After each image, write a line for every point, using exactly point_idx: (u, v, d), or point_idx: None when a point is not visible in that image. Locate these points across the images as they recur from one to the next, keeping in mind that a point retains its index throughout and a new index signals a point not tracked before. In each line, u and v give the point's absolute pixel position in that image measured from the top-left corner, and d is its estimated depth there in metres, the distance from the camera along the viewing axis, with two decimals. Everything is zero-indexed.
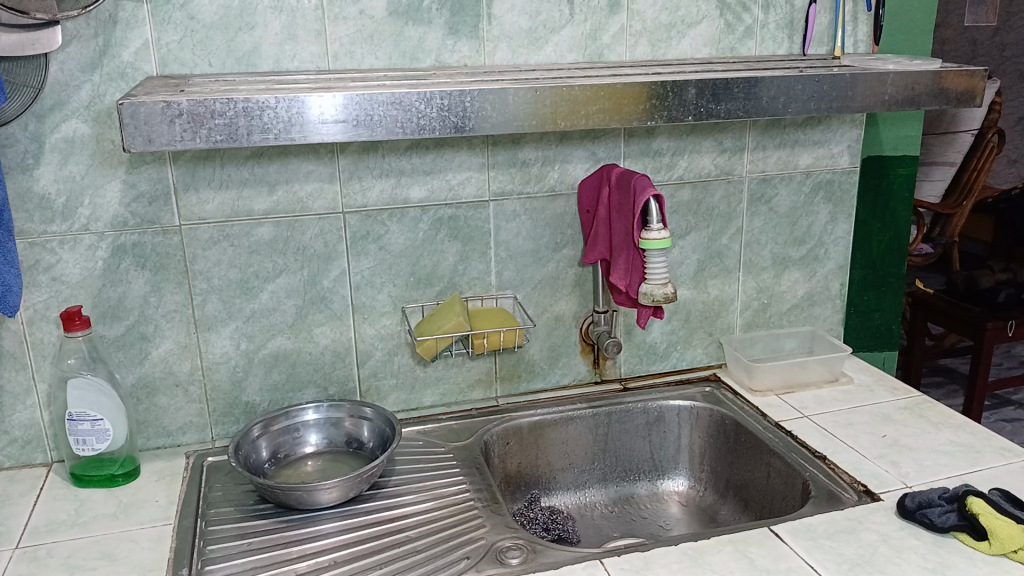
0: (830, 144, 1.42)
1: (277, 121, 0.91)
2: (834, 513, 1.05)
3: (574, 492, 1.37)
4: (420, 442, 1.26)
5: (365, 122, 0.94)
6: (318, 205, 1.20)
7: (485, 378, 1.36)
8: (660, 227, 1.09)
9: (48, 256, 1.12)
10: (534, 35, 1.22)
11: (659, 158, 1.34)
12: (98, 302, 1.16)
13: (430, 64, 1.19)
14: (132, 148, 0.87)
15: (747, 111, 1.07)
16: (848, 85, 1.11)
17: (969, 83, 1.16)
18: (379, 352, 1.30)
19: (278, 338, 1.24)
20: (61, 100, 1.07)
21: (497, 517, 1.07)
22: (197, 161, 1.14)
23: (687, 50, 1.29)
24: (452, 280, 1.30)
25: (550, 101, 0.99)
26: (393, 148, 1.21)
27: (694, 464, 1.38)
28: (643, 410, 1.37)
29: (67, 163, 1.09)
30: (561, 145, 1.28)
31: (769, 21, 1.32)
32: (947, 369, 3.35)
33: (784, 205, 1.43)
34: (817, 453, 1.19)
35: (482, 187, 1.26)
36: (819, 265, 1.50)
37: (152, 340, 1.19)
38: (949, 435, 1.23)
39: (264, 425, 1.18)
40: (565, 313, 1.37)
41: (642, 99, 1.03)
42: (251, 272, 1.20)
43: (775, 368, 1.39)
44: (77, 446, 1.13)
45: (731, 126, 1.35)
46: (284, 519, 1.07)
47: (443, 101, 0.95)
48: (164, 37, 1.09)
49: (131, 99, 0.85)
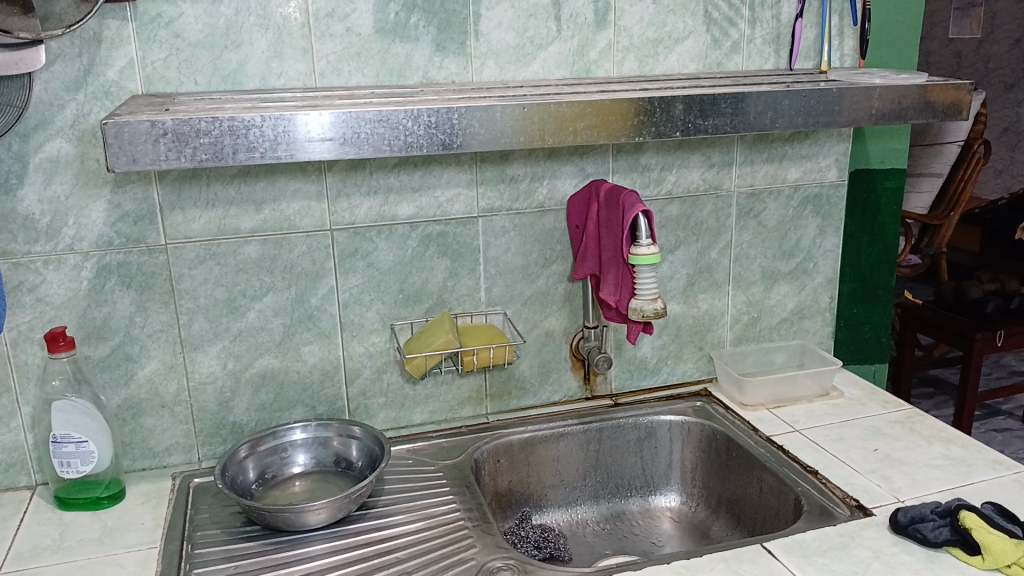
0: (817, 158, 1.43)
1: (263, 140, 0.90)
2: (827, 529, 1.04)
3: (566, 509, 1.35)
4: (410, 460, 1.25)
5: (352, 140, 0.93)
6: (305, 222, 1.19)
7: (475, 395, 1.35)
8: (649, 242, 1.09)
9: (32, 277, 1.11)
10: (521, 51, 1.22)
11: (647, 173, 1.34)
12: (83, 322, 1.14)
13: (417, 81, 1.19)
14: (116, 169, 0.86)
15: (735, 126, 1.08)
16: (834, 99, 1.11)
17: (954, 97, 1.16)
18: (368, 369, 1.29)
19: (265, 357, 1.23)
20: (45, 119, 1.06)
21: (487, 537, 1.06)
22: (182, 180, 1.13)
23: (674, 66, 1.30)
24: (441, 297, 1.29)
25: (536, 117, 0.99)
26: (381, 165, 1.20)
27: (687, 480, 1.38)
28: (634, 426, 1.36)
29: (51, 183, 1.08)
30: (549, 161, 1.28)
31: (756, 36, 1.33)
32: (936, 380, 3.36)
33: (772, 219, 1.43)
34: (809, 468, 1.19)
35: (470, 203, 1.26)
36: (808, 279, 1.50)
37: (137, 361, 1.18)
38: (941, 448, 1.23)
39: (251, 445, 1.17)
40: (555, 329, 1.37)
41: (629, 115, 1.03)
42: (237, 291, 1.19)
43: (765, 382, 1.39)
44: (61, 469, 1.11)
45: (718, 141, 1.36)
46: (271, 541, 1.05)
47: (430, 119, 0.95)
48: (150, 55, 1.08)
49: (115, 119, 0.84)
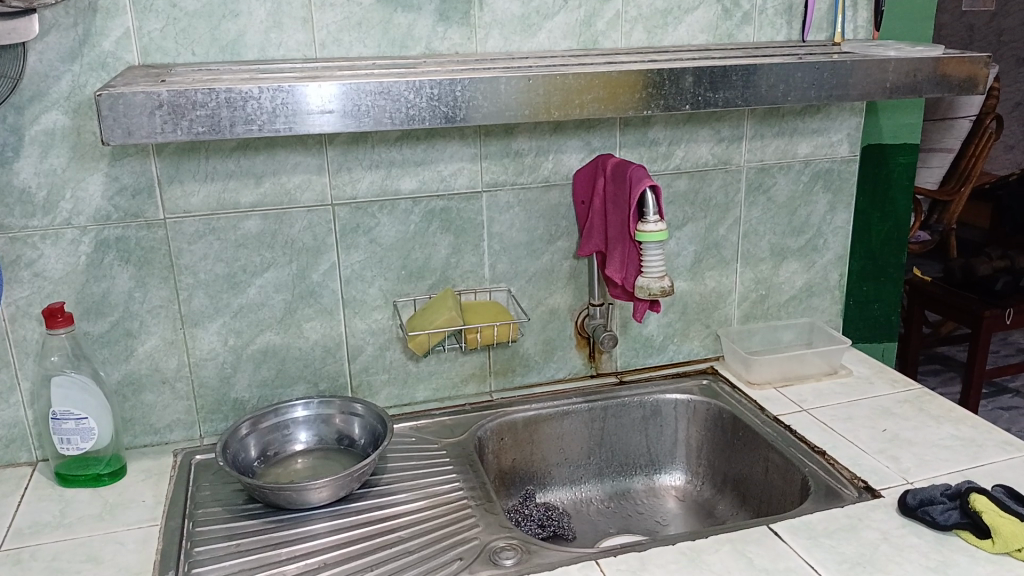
0: (829, 133, 1.40)
1: (261, 112, 0.88)
2: (834, 510, 1.03)
3: (570, 487, 1.34)
4: (412, 438, 1.24)
5: (352, 112, 0.91)
6: (306, 197, 1.17)
7: (479, 373, 1.34)
8: (657, 219, 1.06)
9: (29, 251, 1.09)
10: (527, 22, 1.19)
11: (655, 147, 1.31)
12: (82, 298, 1.13)
13: (420, 52, 1.16)
14: (111, 142, 0.83)
15: (746, 99, 1.05)
16: (848, 72, 1.08)
17: (971, 70, 1.13)
18: (370, 346, 1.27)
19: (266, 334, 1.22)
20: (40, 91, 1.04)
21: (490, 516, 1.05)
22: (180, 154, 1.11)
23: (683, 37, 1.27)
24: (444, 274, 1.28)
25: (542, 90, 0.96)
26: (383, 139, 1.18)
27: (692, 459, 1.36)
28: (639, 404, 1.35)
29: (47, 156, 1.06)
30: (555, 135, 1.25)
31: (767, 6, 1.29)
32: (943, 357, 3.34)
33: (782, 194, 1.41)
34: (816, 448, 1.18)
35: (474, 178, 1.24)
36: (818, 256, 1.48)
37: (137, 337, 1.17)
38: (950, 428, 1.21)
39: (253, 422, 1.16)
40: (559, 305, 1.35)
41: (637, 88, 1.00)
42: (238, 267, 1.18)
43: (772, 361, 1.37)
44: (61, 445, 1.10)
45: (728, 115, 1.33)
46: (272, 519, 1.04)
47: (432, 91, 0.92)
48: (146, 25, 1.05)
49: (109, 90, 0.82)
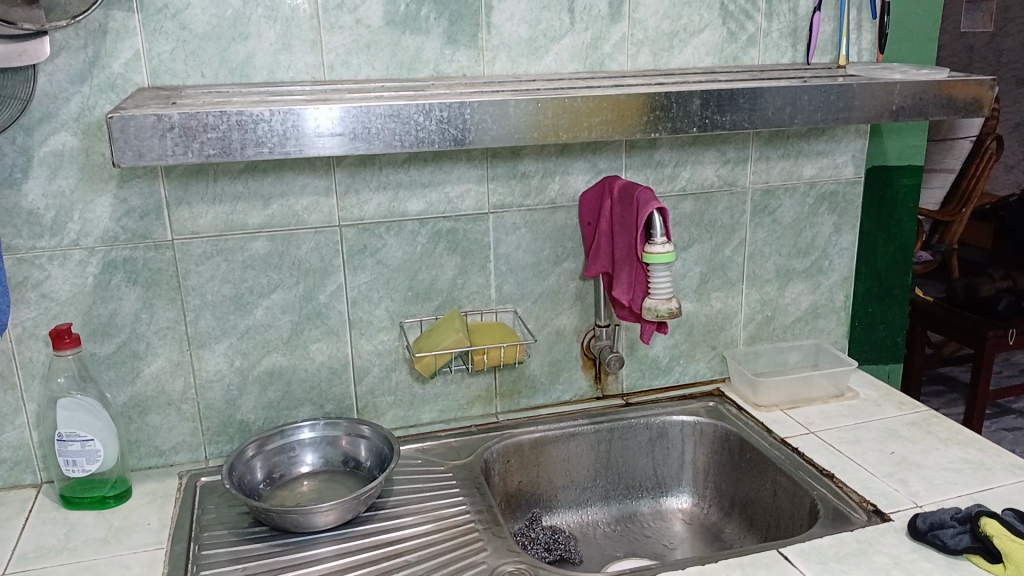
0: (834, 155, 1.40)
1: (272, 135, 0.88)
2: (844, 535, 1.02)
3: (576, 510, 1.33)
4: (419, 460, 1.24)
5: (362, 135, 0.91)
6: (314, 218, 1.17)
7: (485, 394, 1.34)
8: (664, 241, 1.07)
9: (37, 273, 1.09)
10: (534, 44, 1.20)
11: (661, 169, 1.31)
12: (88, 319, 1.13)
13: (428, 74, 1.17)
14: (122, 164, 0.84)
15: (753, 121, 1.05)
16: (854, 94, 1.09)
17: (976, 93, 1.14)
18: (377, 368, 1.27)
19: (273, 355, 1.22)
20: (50, 112, 1.04)
21: (497, 540, 1.04)
22: (189, 176, 1.11)
23: (689, 59, 1.27)
24: (451, 295, 1.27)
25: (550, 112, 0.96)
26: (391, 160, 1.18)
27: (699, 481, 1.36)
28: (646, 426, 1.34)
29: (56, 177, 1.07)
30: (562, 156, 1.26)
31: (772, 29, 1.30)
32: (946, 377, 3.33)
33: (787, 216, 1.41)
34: (824, 471, 1.17)
35: (481, 199, 1.24)
36: (823, 277, 1.48)
37: (143, 358, 1.17)
38: (959, 451, 1.21)
39: (259, 444, 1.16)
40: (566, 327, 1.35)
41: (645, 110, 1.01)
42: (245, 288, 1.18)
43: (779, 383, 1.36)
44: (67, 467, 1.10)
45: (734, 137, 1.33)
46: (278, 543, 1.04)
47: (443, 113, 0.93)
48: (156, 47, 1.06)
49: (121, 113, 0.82)
